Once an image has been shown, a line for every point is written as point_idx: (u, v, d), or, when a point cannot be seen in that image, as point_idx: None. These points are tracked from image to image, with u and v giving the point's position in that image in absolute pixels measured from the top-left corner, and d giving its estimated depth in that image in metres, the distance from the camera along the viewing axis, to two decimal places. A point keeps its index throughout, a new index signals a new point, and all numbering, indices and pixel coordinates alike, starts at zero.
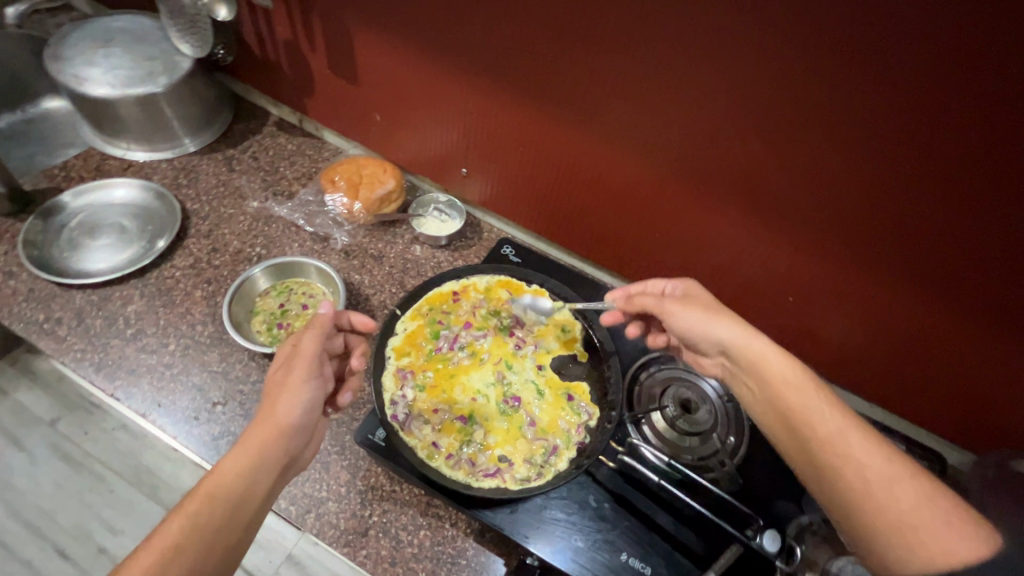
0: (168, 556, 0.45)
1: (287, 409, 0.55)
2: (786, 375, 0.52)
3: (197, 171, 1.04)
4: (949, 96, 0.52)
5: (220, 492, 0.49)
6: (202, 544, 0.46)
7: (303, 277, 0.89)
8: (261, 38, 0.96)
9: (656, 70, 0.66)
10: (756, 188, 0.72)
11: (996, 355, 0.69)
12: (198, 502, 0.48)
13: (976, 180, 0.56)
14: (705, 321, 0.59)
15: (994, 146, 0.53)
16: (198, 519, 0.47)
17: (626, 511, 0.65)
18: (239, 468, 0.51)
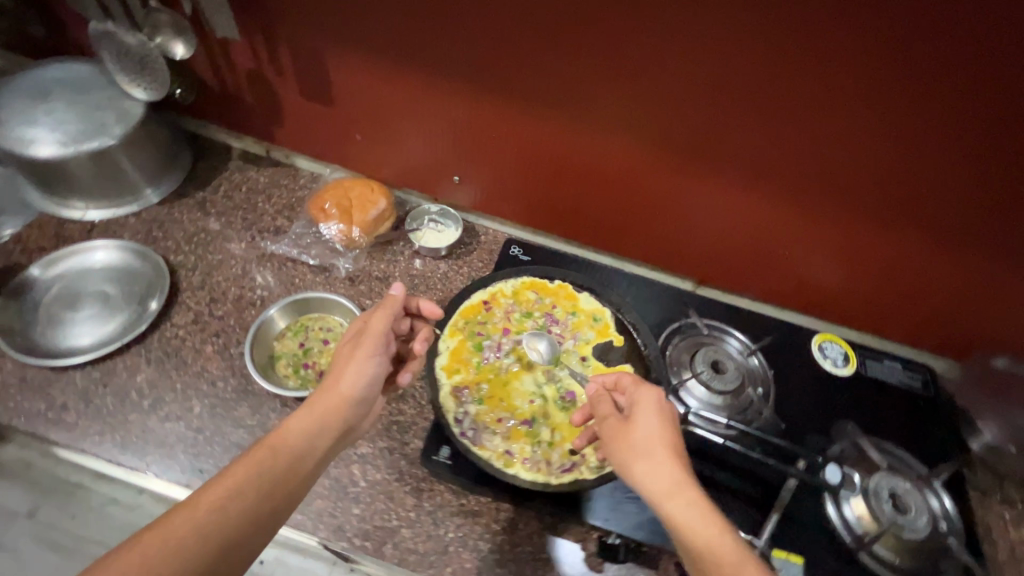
0: (237, 489, 0.52)
1: (350, 382, 0.63)
2: (707, 533, 0.49)
3: (171, 220, 0.98)
4: (923, 48, 0.59)
5: (283, 448, 0.57)
6: (262, 486, 0.53)
7: (318, 312, 0.87)
8: (219, 70, 0.91)
9: (650, 57, 0.69)
10: (750, 155, 0.77)
11: (972, 271, 0.78)
12: (263, 453, 0.55)
13: (948, 119, 0.63)
14: (631, 463, 0.55)
15: (957, 84, 0.60)
16: (263, 465, 0.54)
17: (688, 476, 0.72)
18: (304, 426, 0.59)
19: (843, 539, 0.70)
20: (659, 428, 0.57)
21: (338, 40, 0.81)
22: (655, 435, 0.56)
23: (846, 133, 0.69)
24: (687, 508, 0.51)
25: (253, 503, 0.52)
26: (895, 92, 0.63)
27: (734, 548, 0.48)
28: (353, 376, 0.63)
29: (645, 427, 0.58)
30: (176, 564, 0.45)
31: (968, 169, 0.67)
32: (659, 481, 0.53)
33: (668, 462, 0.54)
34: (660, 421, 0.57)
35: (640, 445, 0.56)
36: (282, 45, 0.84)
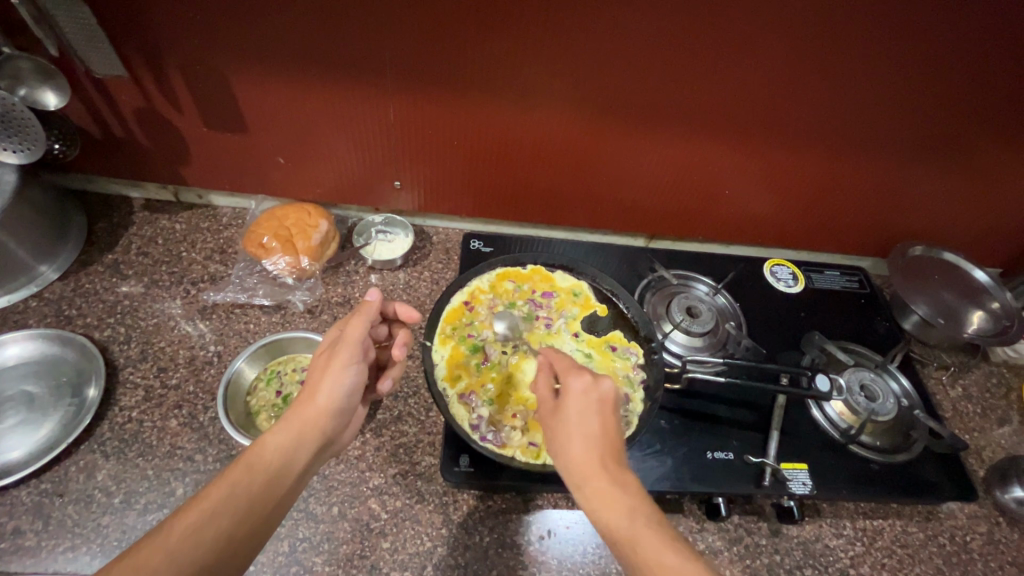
0: (210, 515, 0.48)
1: (327, 394, 0.58)
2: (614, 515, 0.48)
3: (83, 293, 0.86)
4: None
5: (262, 463, 0.53)
6: (236, 508, 0.49)
7: (291, 355, 0.82)
8: (101, 114, 0.81)
9: (575, 28, 0.70)
10: (682, 106, 0.80)
11: (880, 174, 0.88)
12: (239, 472, 0.51)
13: (848, 45, 0.70)
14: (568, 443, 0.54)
15: (856, 10, 0.66)
16: (240, 483, 0.51)
17: (693, 419, 0.77)
18: (280, 443, 0.55)
19: (832, 437, 0.77)
20: (585, 412, 0.55)
21: (239, 58, 0.73)
22: (576, 422, 0.55)
23: (765, 69, 0.74)
24: (600, 489, 0.50)
25: (226, 528, 0.48)
26: (804, 23, 0.68)
27: (640, 526, 0.47)
28: (330, 384, 0.59)
29: (570, 413, 0.56)
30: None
31: (871, 84, 0.74)
32: (574, 464, 0.52)
33: (585, 449, 0.53)
34: (587, 406, 0.55)
35: (570, 430, 0.55)
36: (174, 74, 0.75)
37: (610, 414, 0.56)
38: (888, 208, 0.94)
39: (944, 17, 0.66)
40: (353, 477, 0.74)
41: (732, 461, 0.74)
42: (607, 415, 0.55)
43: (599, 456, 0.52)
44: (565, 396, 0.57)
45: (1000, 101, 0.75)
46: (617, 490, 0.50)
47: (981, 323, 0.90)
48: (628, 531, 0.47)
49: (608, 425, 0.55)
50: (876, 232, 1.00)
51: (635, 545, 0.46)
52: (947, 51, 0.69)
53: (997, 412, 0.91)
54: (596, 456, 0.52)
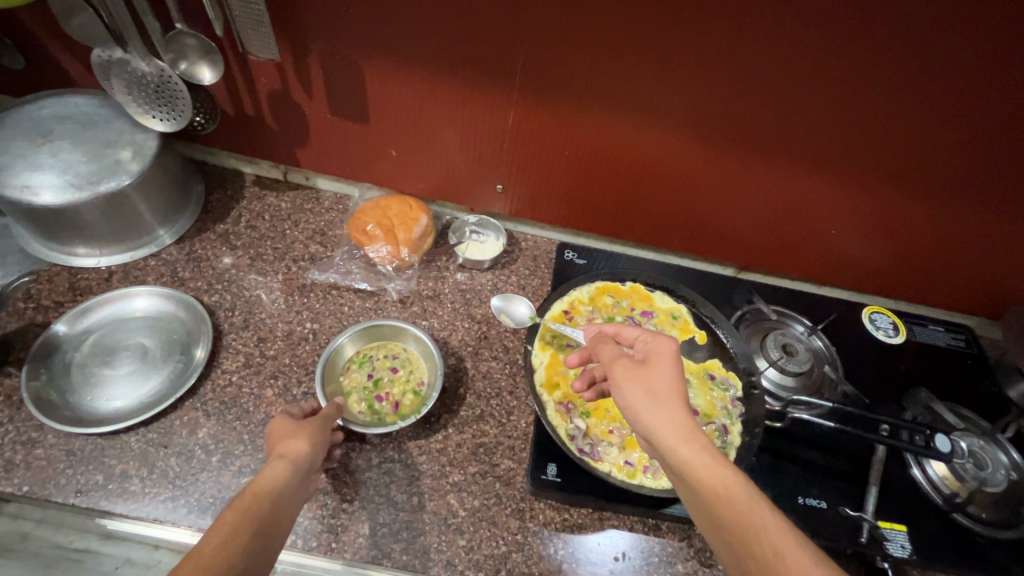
0: (230, 534, 0.45)
1: (303, 446, 0.58)
2: (717, 478, 0.48)
3: (196, 258, 0.91)
4: (975, 31, 0.61)
5: (248, 508, 0.48)
6: (252, 527, 0.47)
7: (383, 341, 0.83)
8: (238, 93, 0.86)
9: (708, 54, 0.70)
10: (799, 140, 0.78)
11: (1001, 231, 0.84)
12: (225, 523, 0.46)
13: (991, 96, 0.67)
14: (655, 401, 0.53)
15: (1009, 62, 0.63)
16: (236, 533, 0.45)
17: (783, 460, 0.73)
18: (277, 475, 0.53)
19: (935, 501, 0.73)
20: (675, 378, 0.55)
21: (377, 52, 0.77)
22: (668, 380, 0.55)
23: (901, 110, 0.71)
24: (699, 454, 0.50)
25: (236, 558, 0.44)
26: (956, 67, 0.65)
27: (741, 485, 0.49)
28: (295, 443, 0.58)
29: (660, 375, 0.55)
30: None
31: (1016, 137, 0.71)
32: (672, 422, 0.52)
33: (674, 412, 0.52)
34: (672, 368, 0.55)
35: (659, 391, 0.54)
36: (314, 62, 0.79)
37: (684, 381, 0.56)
38: (1007, 268, 0.89)
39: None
40: (434, 469, 0.75)
41: (824, 510, 0.70)
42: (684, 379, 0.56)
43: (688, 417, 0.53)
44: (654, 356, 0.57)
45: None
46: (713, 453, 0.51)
47: None
48: (737, 495, 0.48)
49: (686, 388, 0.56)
50: (988, 292, 0.94)
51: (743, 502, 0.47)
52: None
53: None
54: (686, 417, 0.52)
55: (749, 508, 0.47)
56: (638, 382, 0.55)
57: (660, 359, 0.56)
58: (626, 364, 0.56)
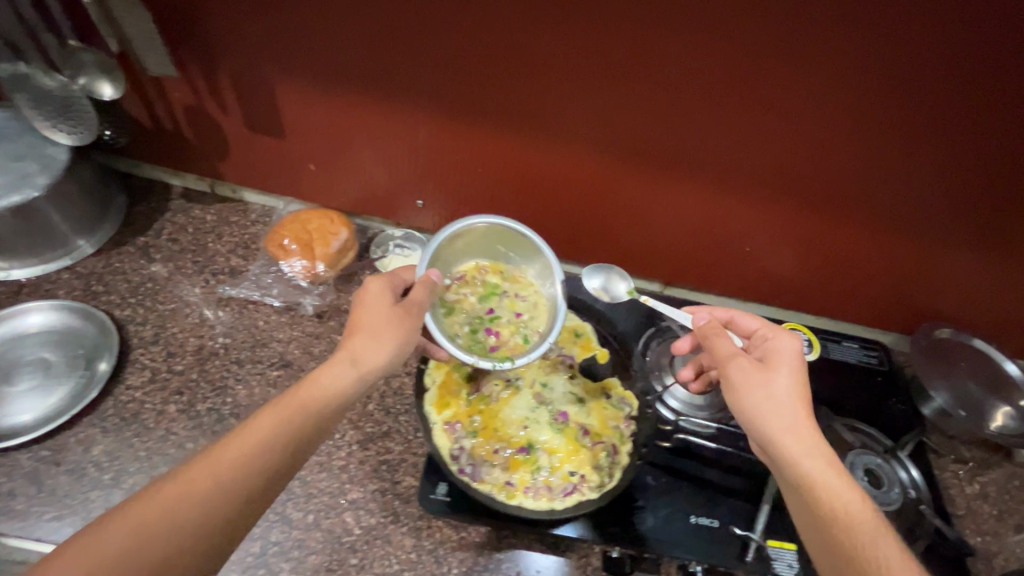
0: (259, 445, 0.52)
1: (373, 353, 0.60)
2: (840, 497, 0.53)
3: (111, 272, 0.91)
4: (848, 60, 0.63)
5: (293, 413, 0.55)
6: (285, 440, 0.53)
7: (520, 256, 0.82)
8: (153, 107, 0.86)
9: (606, 75, 0.71)
10: (704, 160, 0.80)
11: (906, 251, 0.85)
12: (266, 426, 0.53)
13: (875, 121, 0.69)
14: (778, 406, 0.59)
15: (884, 90, 0.65)
16: (283, 424, 0.54)
17: (681, 479, 0.74)
18: (330, 383, 0.58)
19: None
20: (793, 383, 0.61)
21: (286, 70, 0.77)
22: (790, 388, 0.60)
23: (799, 133, 0.72)
24: (824, 470, 0.55)
25: (260, 472, 0.51)
26: (839, 94, 0.67)
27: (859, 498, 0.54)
28: (375, 352, 0.60)
29: (781, 378, 0.61)
30: (172, 532, 0.45)
31: (914, 162, 0.72)
32: (795, 428, 0.57)
33: (796, 419, 0.58)
34: (790, 376, 0.61)
35: (780, 397, 0.59)
36: (223, 79, 0.79)
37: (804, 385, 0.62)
38: (917, 287, 0.91)
39: (1001, 104, 0.64)
40: (333, 487, 0.75)
41: (716, 529, 0.70)
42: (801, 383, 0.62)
43: (809, 424, 0.58)
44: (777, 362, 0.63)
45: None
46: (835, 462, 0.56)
47: (1006, 423, 0.87)
48: (853, 505, 0.53)
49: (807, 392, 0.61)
50: (903, 310, 0.96)
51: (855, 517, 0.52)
52: (999, 139, 0.67)
53: (1015, 517, 0.87)
54: (807, 426, 0.58)
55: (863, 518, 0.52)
56: (760, 385, 0.60)
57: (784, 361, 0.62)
58: (745, 366, 0.62)
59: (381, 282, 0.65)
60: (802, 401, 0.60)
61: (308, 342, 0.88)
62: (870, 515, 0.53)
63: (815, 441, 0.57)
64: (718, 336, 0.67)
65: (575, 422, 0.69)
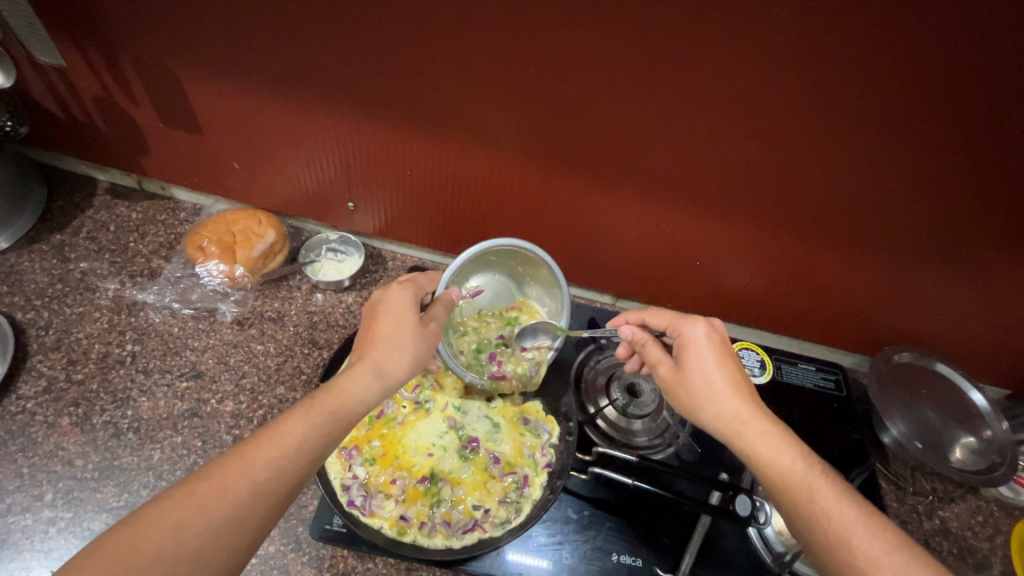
0: (288, 449, 0.47)
1: (397, 361, 0.57)
2: (780, 464, 0.50)
3: (18, 272, 0.85)
4: (778, 73, 0.56)
5: (320, 416, 0.50)
6: (318, 444, 0.49)
7: (541, 289, 0.73)
8: (62, 96, 0.81)
9: (526, 78, 0.64)
10: (643, 172, 0.73)
11: (865, 272, 0.78)
12: (293, 428, 0.48)
13: (819, 139, 0.62)
14: (704, 398, 0.55)
15: (823, 103, 0.58)
16: (314, 429, 0.49)
17: (606, 513, 0.68)
18: (358, 388, 0.53)
19: (765, 561, 0.67)
20: (717, 367, 0.57)
21: (191, 60, 0.71)
22: (714, 371, 0.56)
23: (740, 149, 0.65)
24: (762, 439, 0.52)
25: (288, 481, 0.46)
26: (777, 109, 0.60)
27: (809, 471, 0.49)
28: (399, 362, 0.57)
29: (701, 366, 0.57)
30: (202, 536, 0.41)
31: (869, 182, 0.65)
32: (725, 415, 0.54)
33: (725, 406, 0.54)
34: (709, 359, 0.57)
35: (701, 388, 0.56)
36: (128, 67, 0.74)
37: (734, 364, 0.58)
38: (876, 308, 0.84)
39: (957, 120, 0.56)
40: None
41: (639, 569, 0.65)
42: (728, 362, 0.57)
43: (743, 406, 0.54)
44: (693, 347, 0.59)
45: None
46: (780, 436, 0.52)
47: (965, 457, 0.81)
48: (799, 479, 0.49)
49: (737, 370, 0.57)
50: (864, 331, 0.90)
51: (809, 491, 0.48)
52: (957, 158, 0.60)
53: (975, 555, 0.81)
54: (739, 408, 0.54)
55: (815, 492, 0.48)
56: (683, 382, 0.57)
57: (697, 346, 0.58)
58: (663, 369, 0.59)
59: (405, 293, 0.62)
60: (734, 382, 0.56)
61: (224, 352, 0.82)
62: (819, 481, 0.49)
63: (751, 423, 0.53)
64: (643, 343, 0.63)
65: (485, 451, 0.68)
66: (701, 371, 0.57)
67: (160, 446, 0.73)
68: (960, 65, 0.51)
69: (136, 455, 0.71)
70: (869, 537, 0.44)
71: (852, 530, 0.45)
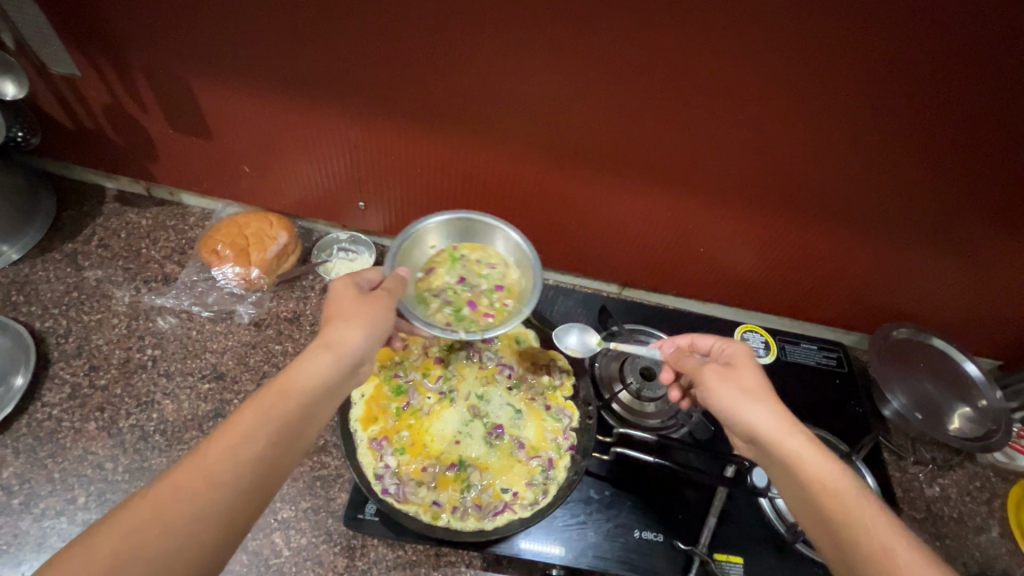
0: (242, 437, 0.47)
1: (350, 333, 0.56)
2: (827, 473, 0.51)
3: (32, 281, 0.85)
4: (779, 63, 0.58)
5: (271, 402, 0.50)
6: (274, 429, 0.49)
7: (478, 235, 0.78)
8: (70, 105, 0.81)
9: (534, 74, 0.66)
10: (649, 162, 0.75)
11: (863, 251, 0.81)
12: (249, 418, 0.48)
13: (818, 125, 0.64)
14: (748, 400, 0.57)
15: (824, 90, 0.60)
16: (268, 414, 0.49)
17: (625, 492, 0.71)
18: (313, 369, 0.53)
19: (780, 532, 0.70)
20: (760, 377, 0.60)
21: (201, 66, 0.72)
22: (758, 381, 0.60)
23: (741, 138, 0.68)
24: (808, 448, 0.53)
25: (248, 465, 0.46)
26: (776, 98, 0.62)
27: (849, 481, 0.51)
28: (349, 334, 0.56)
29: (746, 375, 0.60)
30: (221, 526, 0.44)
31: (868, 164, 0.67)
32: (769, 417, 0.56)
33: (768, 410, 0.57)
34: (756, 370, 0.61)
35: (747, 390, 0.58)
36: (138, 75, 0.75)
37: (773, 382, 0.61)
38: (874, 287, 0.88)
39: (950, 102, 0.59)
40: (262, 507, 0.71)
41: (660, 544, 0.68)
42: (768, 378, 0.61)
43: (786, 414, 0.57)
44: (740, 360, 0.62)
45: (1017, 192, 0.67)
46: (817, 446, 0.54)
47: (962, 425, 0.85)
48: (842, 485, 0.50)
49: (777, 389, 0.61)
50: (861, 309, 0.93)
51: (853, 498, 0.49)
52: (950, 138, 0.63)
53: (974, 518, 0.85)
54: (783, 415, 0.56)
55: (860, 499, 0.49)
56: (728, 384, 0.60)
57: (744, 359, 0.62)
58: (715, 371, 0.61)
59: (344, 279, 0.62)
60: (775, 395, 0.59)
61: (243, 353, 0.84)
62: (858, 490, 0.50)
63: (794, 427, 0.55)
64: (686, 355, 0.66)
65: (510, 437, 0.70)
66: (745, 379, 0.60)
67: (187, 446, 0.74)
68: (952, 49, 0.54)
69: (165, 456, 0.73)
70: (909, 552, 0.46)
71: (892, 545, 0.46)
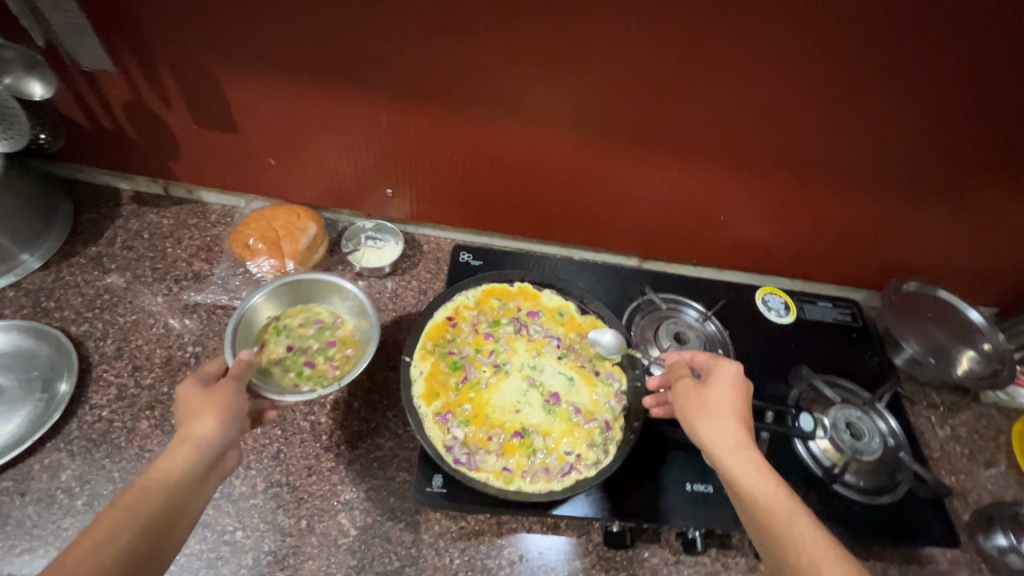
0: (103, 539, 0.44)
1: (201, 422, 0.54)
2: (765, 493, 0.54)
3: (61, 287, 0.84)
4: (809, 32, 0.61)
5: (129, 503, 0.47)
6: (139, 526, 0.46)
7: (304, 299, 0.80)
8: (91, 105, 0.80)
9: (569, 54, 0.67)
10: (675, 136, 0.78)
11: (875, 212, 0.86)
12: (104, 525, 0.45)
13: (842, 92, 0.68)
14: (707, 417, 0.60)
15: (851, 57, 0.63)
16: (130, 512, 0.46)
17: (677, 449, 0.77)
18: (172, 462, 0.51)
19: (816, 473, 0.80)
20: (731, 395, 0.62)
21: (230, 59, 0.72)
22: (725, 402, 0.61)
23: (766, 108, 0.71)
24: (748, 465, 0.56)
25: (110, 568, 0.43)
26: (802, 67, 0.65)
27: (789, 504, 0.53)
28: (203, 419, 0.55)
29: (716, 393, 0.62)
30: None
31: (886, 128, 0.71)
32: (721, 436, 0.58)
33: (724, 429, 0.59)
34: (727, 388, 0.62)
35: (711, 407, 0.61)
36: (163, 71, 0.74)
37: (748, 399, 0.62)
38: (883, 245, 0.93)
39: (965, 65, 0.63)
40: (325, 490, 0.72)
41: (711, 494, 0.74)
42: (741, 396, 0.62)
43: (743, 434, 0.59)
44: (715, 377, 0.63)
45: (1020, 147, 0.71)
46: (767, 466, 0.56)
47: (970, 366, 0.90)
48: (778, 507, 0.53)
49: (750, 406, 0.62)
50: (871, 267, 0.98)
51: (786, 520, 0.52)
52: (964, 99, 0.66)
53: (985, 453, 0.91)
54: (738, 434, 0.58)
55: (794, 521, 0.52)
56: (694, 400, 0.62)
57: (719, 377, 0.63)
58: (685, 384, 0.64)
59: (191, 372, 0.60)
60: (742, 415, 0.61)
61: None
62: (795, 513, 0.52)
63: (746, 446, 0.57)
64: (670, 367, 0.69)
65: (566, 403, 0.73)
66: (712, 398, 0.62)
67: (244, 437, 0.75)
68: (972, 12, 0.58)
69: None
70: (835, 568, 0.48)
71: (819, 561, 0.49)
